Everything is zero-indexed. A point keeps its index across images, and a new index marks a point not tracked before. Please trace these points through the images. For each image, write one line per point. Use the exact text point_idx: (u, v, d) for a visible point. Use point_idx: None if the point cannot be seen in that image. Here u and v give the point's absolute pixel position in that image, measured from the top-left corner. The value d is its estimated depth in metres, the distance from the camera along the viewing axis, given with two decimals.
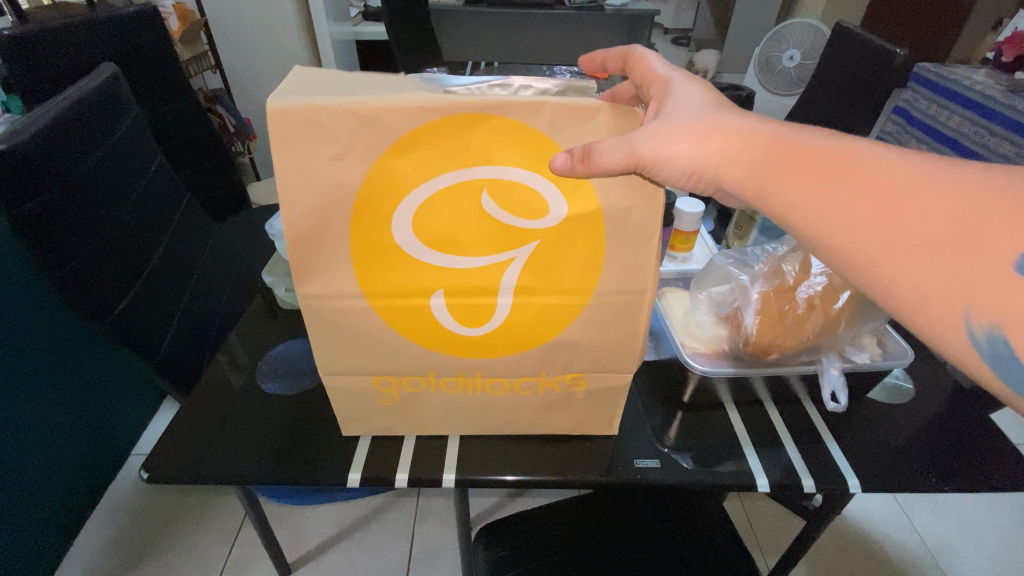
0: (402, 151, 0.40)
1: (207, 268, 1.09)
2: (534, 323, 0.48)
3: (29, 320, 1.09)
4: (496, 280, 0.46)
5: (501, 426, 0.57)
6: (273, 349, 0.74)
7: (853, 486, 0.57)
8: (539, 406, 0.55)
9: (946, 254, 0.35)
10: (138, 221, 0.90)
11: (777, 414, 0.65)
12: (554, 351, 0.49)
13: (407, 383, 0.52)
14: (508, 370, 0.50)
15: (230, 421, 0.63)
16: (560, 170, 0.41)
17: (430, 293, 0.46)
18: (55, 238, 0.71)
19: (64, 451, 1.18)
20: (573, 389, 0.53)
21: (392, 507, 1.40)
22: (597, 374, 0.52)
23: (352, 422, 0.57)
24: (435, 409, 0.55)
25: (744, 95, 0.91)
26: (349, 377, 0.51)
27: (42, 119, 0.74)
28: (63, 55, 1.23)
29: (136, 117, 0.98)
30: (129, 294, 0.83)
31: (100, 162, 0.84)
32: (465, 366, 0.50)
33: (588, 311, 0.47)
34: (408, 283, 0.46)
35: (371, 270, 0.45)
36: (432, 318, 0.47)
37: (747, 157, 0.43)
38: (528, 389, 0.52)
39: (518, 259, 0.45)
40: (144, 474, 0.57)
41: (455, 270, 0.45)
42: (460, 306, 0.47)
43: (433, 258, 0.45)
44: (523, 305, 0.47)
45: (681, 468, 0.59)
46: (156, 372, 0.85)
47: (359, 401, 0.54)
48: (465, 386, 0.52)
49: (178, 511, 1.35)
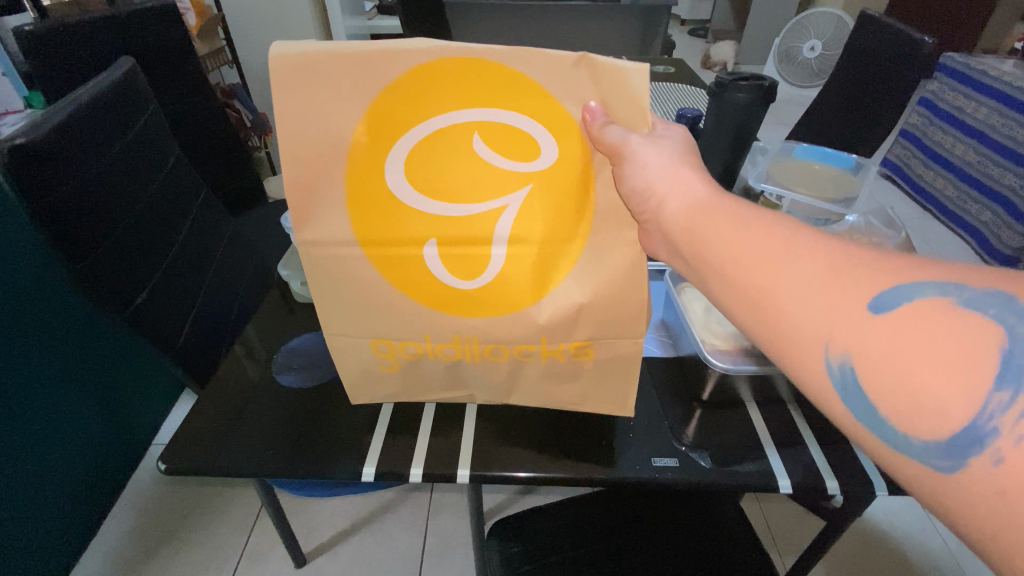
0: (401, 92, 0.40)
1: (225, 260, 1.10)
2: (527, 278, 0.46)
3: (48, 311, 1.12)
4: (489, 230, 0.45)
5: (505, 399, 0.55)
6: (290, 341, 0.74)
7: (880, 489, 0.55)
8: (544, 379, 0.52)
9: (824, 304, 0.34)
10: (155, 213, 0.90)
11: (800, 413, 0.63)
12: (556, 317, 0.47)
13: (404, 348, 0.51)
14: (505, 332, 0.49)
15: (243, 413, 0.63)
16: (552, 114, 0.41)
17: (423, 244, 0.45)
18: (75, 230, 0.72)
19: (81, 439, 1.20)
20: (581, 359, 0.50)
21: (406, 501, 1.40)
22: (607, 341, 0.49)
23: (357, 391, 0.55)
24: (435, 378, 0.53)
25: (767, 85, 0.89)
26: (350, 338, 0.51)
27: (64, 112, 0.75)
28: (85, 50, 1.25)
29: (155, 110, 0.99)
30: (147, 287, 0.83)
31: (120, 156, 0.85)
32: (464, 327, 0.49)
33: (585, 255, 0.45)
34: (402, 231, 0.45)
35: (364, 220, 0.44)
36: (425, 269, 0.46)
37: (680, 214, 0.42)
38: (530, 356, 0.50)
39: (512, 206, 0.44)
40: (162, 465, 0.57)
41: (450, 219, 0.44)
42: (453, 256, 0.46)
43: (431, 206, 0.44)
44: (518, 257, 0.45)
45: (700, 465, 0.58)
46: (173, 363, 0.85)
47: (359, 366, 0.53)
48: (463, 352, 0.50)
49: (194, 503, 1.36)
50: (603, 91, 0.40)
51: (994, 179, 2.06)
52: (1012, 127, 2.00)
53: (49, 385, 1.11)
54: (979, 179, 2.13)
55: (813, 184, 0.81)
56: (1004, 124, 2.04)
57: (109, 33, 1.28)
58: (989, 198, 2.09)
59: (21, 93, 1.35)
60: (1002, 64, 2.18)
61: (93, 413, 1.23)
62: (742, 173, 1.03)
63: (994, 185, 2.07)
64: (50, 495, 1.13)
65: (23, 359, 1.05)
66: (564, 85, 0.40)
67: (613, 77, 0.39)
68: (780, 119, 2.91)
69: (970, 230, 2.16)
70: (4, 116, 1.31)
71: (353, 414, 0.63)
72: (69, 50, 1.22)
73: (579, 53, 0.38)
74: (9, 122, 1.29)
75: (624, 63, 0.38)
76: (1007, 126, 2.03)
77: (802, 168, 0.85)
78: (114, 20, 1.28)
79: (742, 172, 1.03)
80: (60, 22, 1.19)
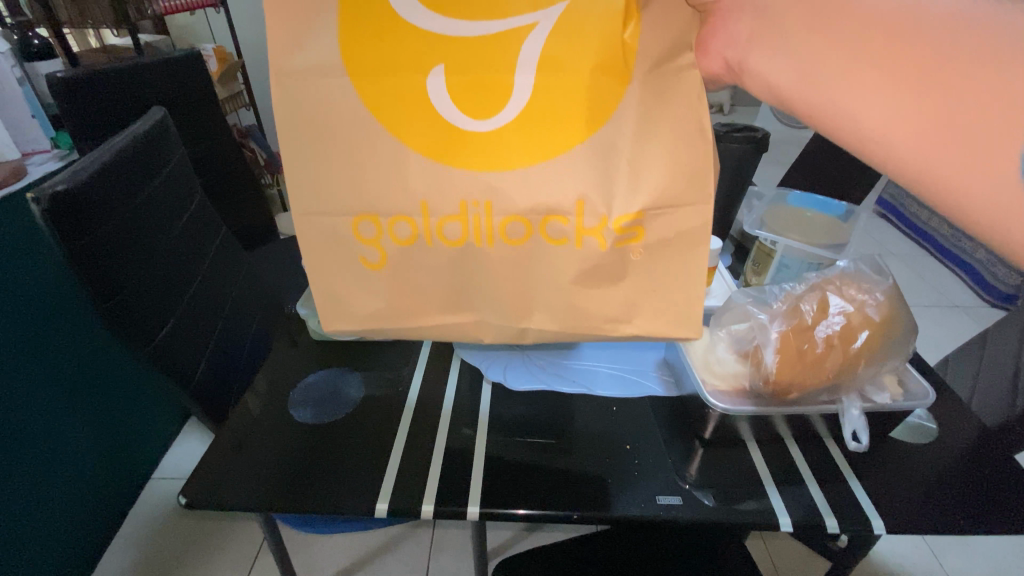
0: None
1: (240, 296, 1.13)
2: (555, 121, 0.36)
3: (51, 346, 1.16)
4: (512, 58, 0.34)
5: (519, 312, 0.42)
6: (306, 377, 0.77)
7: (877, 528, 0.57)
8: (575, 277, 0.40)
9: (960, 56, 0.33)
10: (178, 252, 0.95)
11: (798, 453, 0.65)
12: (592, 172, 0.37)
13: (394, 228, 0.39)
14: (527, 195, 0.37)
15: (260, 448, 0.66)
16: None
17: (427, 71, 0.35)
18: (104, 270, 0.76)
19: (81, 470, 1.22)
20: (626, 246, 0.39)
21: (409, 539, 1.39)
22: (662, 215, 0.38)
23: (341, 304, 0.43)
24: (436, 273, 0.41)
25: (758, 137, 0.94)
26: (326, 218, 0.40)
27: (100, 160, 0.80)
28: (116, 99, 1.31)
29: (181, 155, 1.04)
30: (168, 325, 0.87)
31: (148, 199, 0.89)
32: (472, 185, 0.37)
33: (631, 96, 0.35)
34: (399, 58, 0.35)
35: (353, 39, 0.34)
36: (429, 108, 0.36)
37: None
38: (560, 237, 0.39)
39: (543, 26, 0.34)
40: (181, 499, 0.59)
41: (462, 43, 0.34)
42: (466, 89, 0.35)
43: (435, 25, 0.34)
44: (548, 94, 0.35)
45: (702, 502, 0.60)
46: (189, 399, 0.87)
47: (338, 258, 0.42)
48: (472, 230, 0.39)
49: (193, 539, 1.35)
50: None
51: None
52: None
53: (50, 419, 1.14)
54: None
55: (804, 230, 0.86)
56: None
57: (139, 83, 1.35)
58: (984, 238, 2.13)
59: (49, 133, 1.34)
60: None
61: (91, 450, 1.25)
62: (738, 218, 1.08)
63: None
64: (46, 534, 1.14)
65: (25, 392, 1.09)
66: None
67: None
68: (775, 160, 3.01)
69: (967, 268, 2.22)
70: (30, 156, 1.30)
71: (366, 451, 0.65)
72: (99, 98, 1.27)
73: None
74: (36, 162, 1.28)
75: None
76: None
77: (793, 214, 0.89)
78: (143, 70, 1.35)
79: (738, 218, 1.08)
80: (92, 72, 1.24)
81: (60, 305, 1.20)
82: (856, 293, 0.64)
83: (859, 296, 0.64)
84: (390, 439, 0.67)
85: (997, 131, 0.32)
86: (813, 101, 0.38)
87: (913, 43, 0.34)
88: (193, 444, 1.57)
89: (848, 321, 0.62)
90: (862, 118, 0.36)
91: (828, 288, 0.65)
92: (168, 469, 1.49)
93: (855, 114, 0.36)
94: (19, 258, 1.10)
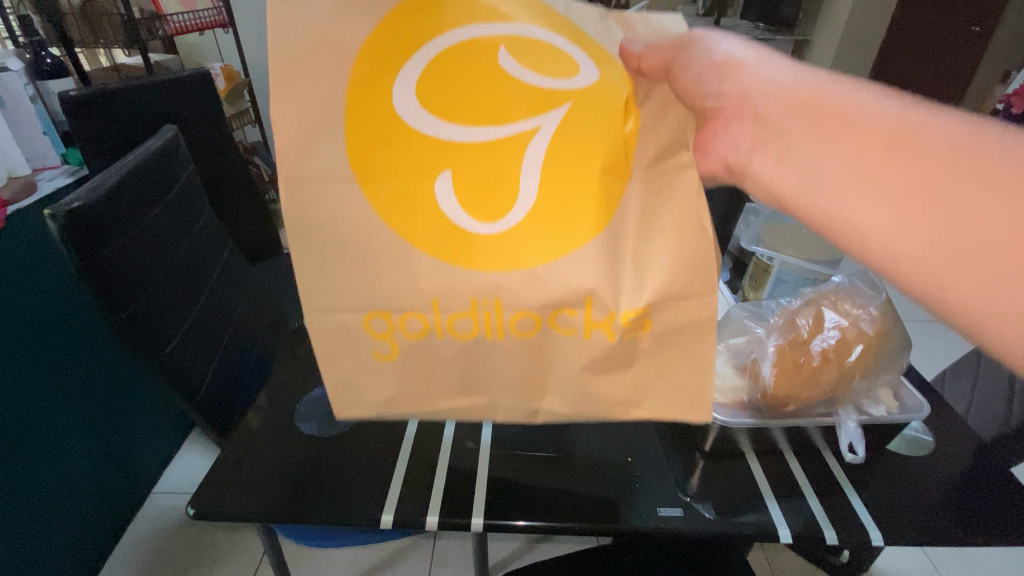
0: (408, 11, 0.35)
1: (246, 309, 1.15)
2: (563, 212, 0.39)
3: (54, 361, 1.19)
4: (516, 162, 0.38)
5: (532, 398, 0.44)
6: (310, 392, 0.78)
7: (876, 540, 0.58)
8: (585, 367, 0.42)
9: (963, 180, 0.32)
10: (187, 267, 0.97)
11: (798, 465, 0.66)
12: (600, 268, 0.39)
13: (405, 323, 0.41)
14: (534, 293, 0.40)
15: (265, 460, 0.67)
16: (586, 40, 0.37)
17: (434, 175, 0.38)
18: (117, 285, 0.77)
19: (76, 479, 1.23)
20: (634, 337, 0.41)
21: (409, 554, 1.38)
22: (668, 306, 0.40)
23: (351, 396, 0.44)
24: (447, 363, 0.43)
25: None
26: (339, 315, 0.41)
27: (112, 178, 0.82)
28: (128, 117, 1.34)
29: (190, 172, 1.06)
30: (176, 339, 0.88)
31: (158, 216, 0.91)
32: (482, 285, 0.39)
33: (633, 191, 0.38)
34: (408, 164, 0.38)
35: (363, 147, 0.37)
36: (435, 208, 0.38)
37: (762, 96, 0.39)
38: (568, 328, 0.41)
39: (546, 128, 0.37)
40: (190, 510, 0.60)
41: (470, 146, 0.38)
42: (472, 192, 0.38)
43: (439, 129, 0.37)
44: (553, 193, 0.38)
45: (703, 514, 0.60)
46: (195, 411, 0.89)
47: (349, 352, 0.43)
48: (483, 325, 0.41)
49: (192, 553, 1.35)
50: (636, 29, 0.38)
51: None
52: None
53: (48, 429, 1.16)
54: None
55: (801, 246, 0.88)
56: None
57: (150, 102, 1.38)
58: None
59: (59, 149, 1.35)
60: None
61: (89, 461, 1.27)
62: (736, 234, 1.10)
63: None
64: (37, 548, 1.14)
65: (29, 402, 1.11)
66: (591, 22, 0.37)
67: (642, 21, 0.38)
68: None
69: None
70: (39, 172, 1.31)
71: (371, 463, 0.66)
72: (111, 115, 1.30)
73: (602, 9, 0.37)
74: (45, 178, 1.28)
75: (656, 16, 0.38)
76: None
77: (790, 230, 0.91)
78: (153, 89, 1.38)
79: (736, 233, 1.10)
80: (104, 88, 1.28)
81: (64, 320, 1.22)
82: (850, 309, 0.66)
83: (854, 311, 0.66)
84: (395, 452, 0.68)
85: (1001, 259, 0.31)
86: (818, 214, 0.37)
87: (908, 162, 0.34)
88: (193, 458, 1.57)
89: (843, 335, 0.63)
90: (871, 233, 0.35)
91: (823, 303, 0.67)
92: (168, 484, 1.50)
93: (863, 230, 0.35)
94: (24, 273, 1.13)
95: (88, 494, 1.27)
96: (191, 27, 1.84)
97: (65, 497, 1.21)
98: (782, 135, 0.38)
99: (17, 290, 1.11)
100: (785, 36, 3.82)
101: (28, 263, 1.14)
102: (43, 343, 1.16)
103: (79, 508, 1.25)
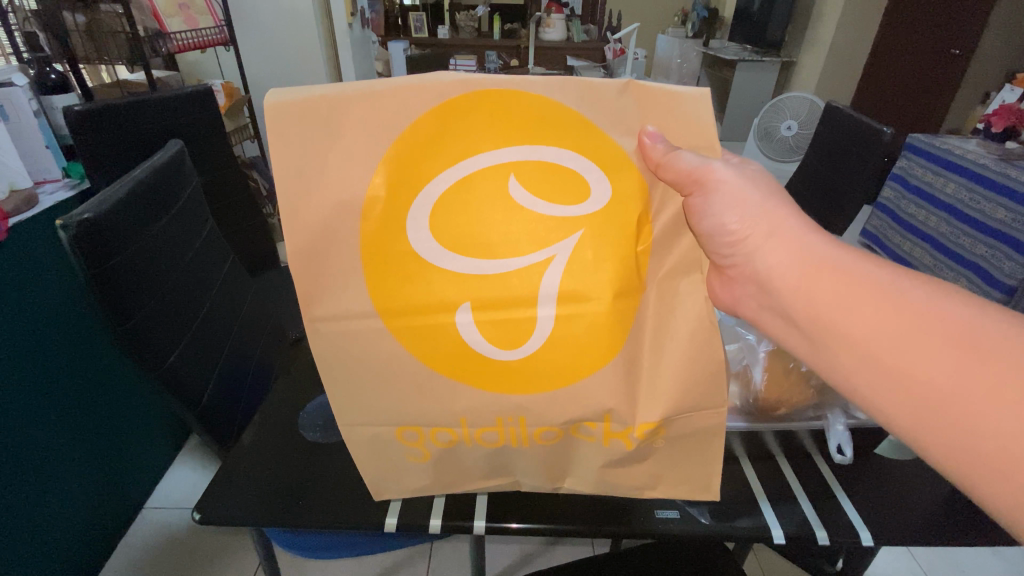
0: (417, 147, 0.38)
1: (246, 320, 1.16)
2: (580, 342, 0.41)
3: (52, 372, 1.18)
4: (533, 289, 0.40)
5: (554, 478, 0.49)
6: (314, 400, 0.79)
7: (866, 539, 0.60)
8: (602, 463, 0.46)
9: (945, 362, 0.37)
10: (190, 276, 0.98)
11: (790, 470, 0.68)
12: (615, 385, 0.42)
13: (435, 435, 0.45)
14: (559, 413, 0.43)
15: (260, 466, 0.68)
16: (602, 148, 0.39)
17: (455, 308, 0.41)
18: (119, 298, 0.78)
19: (69, 491, 1.22)
20: (650, 441, 0.45)
21: (404, 568, 1.36)
22: (679, 418, 0.44)
23: (386, 486, 0.50)
24: (475, 462, 0.47)
25: None
26: (369, 428, 0.46)
27: (121, 193, 0.84)
28: (130, 130, 1.35)
29: (194, 187, 1.08)
30: (178, 348, 0.89)
31: (162, 228, 0.93)
32: (507, 406, 0.43)
33: (649, 293, 0.41)
34: (428, 298, 0.41)
35: (386, 287, 0.40)
36: (458, 340, 0.42)
37: (772, 251, 0.45)
38: (589, 436, 0.45)
39: (559, 257, 0.40)
40: (196, 515, 0.61)
41: (484, 277, 0.40)
42: (489, 323, 0.41)
43: (456, 262, 0.40)
44: (565, 324, 0.41)
45: (699, 518, 0.62)
46: (196, 422, 0.90)
47: (384, 457, 0.48)
48: (511, 436, 0.45)
49: (187, 566, 1.34)
50: (662, 120, 0.39)
51: (968, 250, 2.16)
52: (981, 203, 2.11)
53: (47, 439, 1.15)
54: (951, 249, 2.24)
55: None
56: (972, 199, 2.15)
57: (153, 116, 1.40)
58: (966, 268, 2.17)
59: (61, 163, 1.35)
60: (965, 144, 2.34)
61: (83, 475, 1.25)
62: None
63: (968, 254, 2.17)
64: (31, 560, 1.12)
65: (24, 411, 1.10)
66: (613, 114, 0.38)
67: (671, 103, 0.38)
68: None
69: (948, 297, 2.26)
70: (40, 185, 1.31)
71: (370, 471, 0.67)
72: (113, 126, 1.32)
73: (624, 79, 0.37)
74: (47, 191, 1.28)
75: (678, 87, 0.38)
76: (975, 201, 2.14)
77: None
78: (157, 105, 1.40)
79: None
80: (109, 104, 1.30)
81: (65, 332, 1.23)
82: None
83: None
84: None
85: (986, 435, 0.35)
86: (832, 367, 0.43)
87: (900, 333, 0.39)
88: (185, 472, 1.56)
89: None
90: (870, 392, 0.41)
91: None
92: (161, 497, 1.49)
93: (867, 387, 0.41)
94: (26, 283, 1.13)
95: (83, 506, 1.26)
96: (193, 45, 1.86)
97: (60, 509, 1.20)
98: (785, 290, 0.44)
99: (15, 301, 1.10)
100: (772, 56, 3.93)
101: (29, 275, 1.14)
102: (42, 354, 1.16)
103: (72, 522, 1.23)
